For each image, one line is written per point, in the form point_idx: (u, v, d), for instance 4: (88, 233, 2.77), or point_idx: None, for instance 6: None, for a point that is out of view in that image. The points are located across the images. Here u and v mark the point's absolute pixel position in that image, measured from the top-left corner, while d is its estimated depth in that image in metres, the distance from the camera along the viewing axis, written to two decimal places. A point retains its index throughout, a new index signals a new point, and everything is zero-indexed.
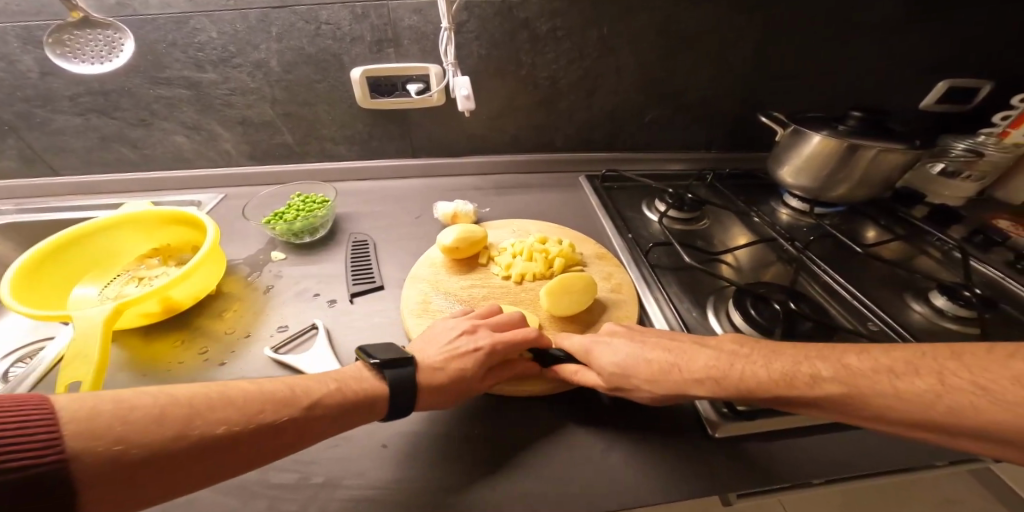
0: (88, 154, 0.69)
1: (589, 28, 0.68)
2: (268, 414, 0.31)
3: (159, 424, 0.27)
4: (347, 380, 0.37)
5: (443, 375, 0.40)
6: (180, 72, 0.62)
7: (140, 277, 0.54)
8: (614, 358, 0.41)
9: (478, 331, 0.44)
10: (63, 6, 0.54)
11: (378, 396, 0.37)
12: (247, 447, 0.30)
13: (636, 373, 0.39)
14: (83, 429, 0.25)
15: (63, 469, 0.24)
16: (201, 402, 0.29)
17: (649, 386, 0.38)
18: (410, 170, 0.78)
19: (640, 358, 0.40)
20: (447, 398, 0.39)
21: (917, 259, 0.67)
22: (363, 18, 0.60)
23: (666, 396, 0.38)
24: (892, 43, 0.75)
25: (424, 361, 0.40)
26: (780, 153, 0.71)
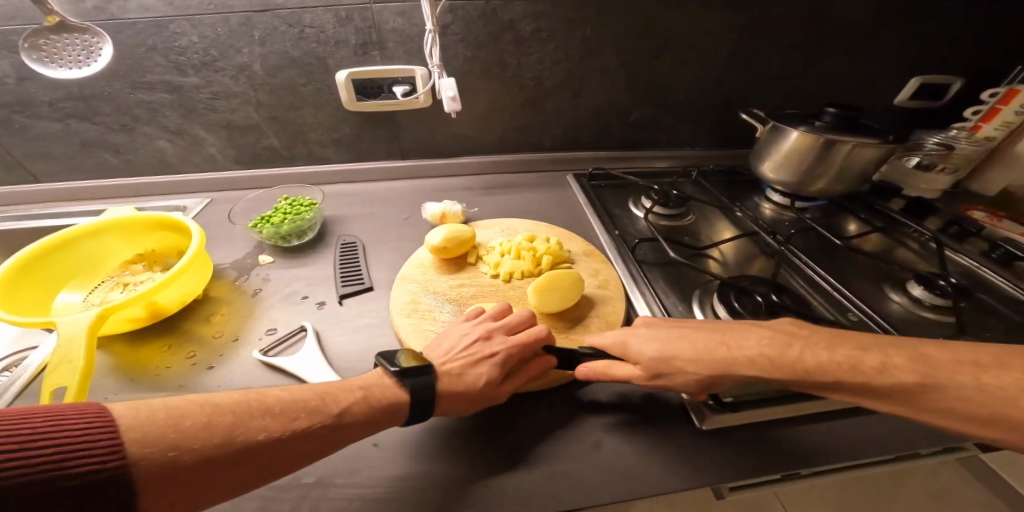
0: (69, 160, 0.68)
1: (572, 29, 0.69)
2: (302, 422, 0.31)
3: (206, 431, 0.27)
4: (371, 387, 0.36)
5: (465, 380, 0.39)
6: (162, 76, 0.61)
7: (126, 282, 0.54)
8: (647, 346, 0.41)
9: (495, 332, 0.44)
10: (38, 10, 0.54)
11: (402, 403, 0.36)
12: (283, 454, 0.30)
13: (679, 357, 0.39)
14: (141, 436, 0.26)
15: (125, 475, 0.24)
16: (240, 411, 0.30)
17: (688, 373, 0.39)
18: (398, 172, 0.78)
19: (677, 345, 0.40)
20: (474, 402, 0.39)
21: (896, 251, 0.69)
22: (348, 21, 0.60)
23: (710, 377, 0.38)
24: (867, 41, 0.77)
25: (439, 366, 0.40)
26: (761, 149, 0.73)
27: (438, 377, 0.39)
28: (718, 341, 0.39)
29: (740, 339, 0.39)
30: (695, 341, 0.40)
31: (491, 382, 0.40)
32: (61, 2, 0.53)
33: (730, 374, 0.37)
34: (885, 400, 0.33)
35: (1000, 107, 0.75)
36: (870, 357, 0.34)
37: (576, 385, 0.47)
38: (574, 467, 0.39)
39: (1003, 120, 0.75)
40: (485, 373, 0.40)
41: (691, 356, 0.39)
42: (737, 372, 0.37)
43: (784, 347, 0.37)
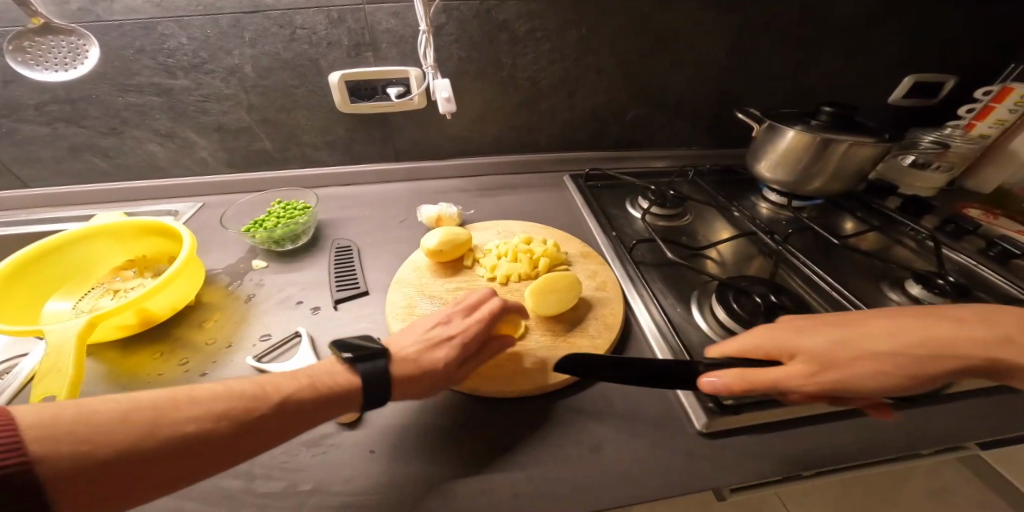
0: (57, 164, 0.67)
1: (567, 29, 0.68)
2: (238, 410, 0.30)
3: (125, 425, 0.27)
4: (318, 375, 0.36)
5: (421, 364, 0.39)
6: (150, 78, 0.60)
7: (116, 289, 0.53)
8: (802, 343, 0.38)
9: (455, 317, 0.44)
10: (22, 12, 0.53)
11: (349, 388, 0.36)
12: (216, 448, 0.29)
13: (847, 351, 0.37)
14: (49, 432, 0.25)
15: (29, 473, 0.23)
16: (169, 403, 0.29)
17: (861, 367, 0.37)
18: (394, 174, 0.77)
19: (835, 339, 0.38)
20: (430, 387, 0.39)
21: (893, 250, 0.69)
22: (340, 22, 0.59)
23: (906, 370, 0.37)
24: (862, 39, 0.77)
25: (396, 352, 0.40)
26: (757, 148, 0.73)
27: (389, 360, 0.38)
28: (873, 338, 0.38)
29: (893, 331, 0.38)
30: (842, 337, 0.38)
31: (448, 365, 0.40)
32: (45, 3, 0.52)
33: (903, 370, 0.36)
34: None
35: (994, 105, 0.75)
36: None
37: (576, 388, 0.46)
38: (574, 469, 0.39)
39: (997, 117, 0.75)
40: (442, 357, 0.40)
41: (855, 349, 0.37)
42: (909, 367, 0.36)
43: (937, 336, 0.37)
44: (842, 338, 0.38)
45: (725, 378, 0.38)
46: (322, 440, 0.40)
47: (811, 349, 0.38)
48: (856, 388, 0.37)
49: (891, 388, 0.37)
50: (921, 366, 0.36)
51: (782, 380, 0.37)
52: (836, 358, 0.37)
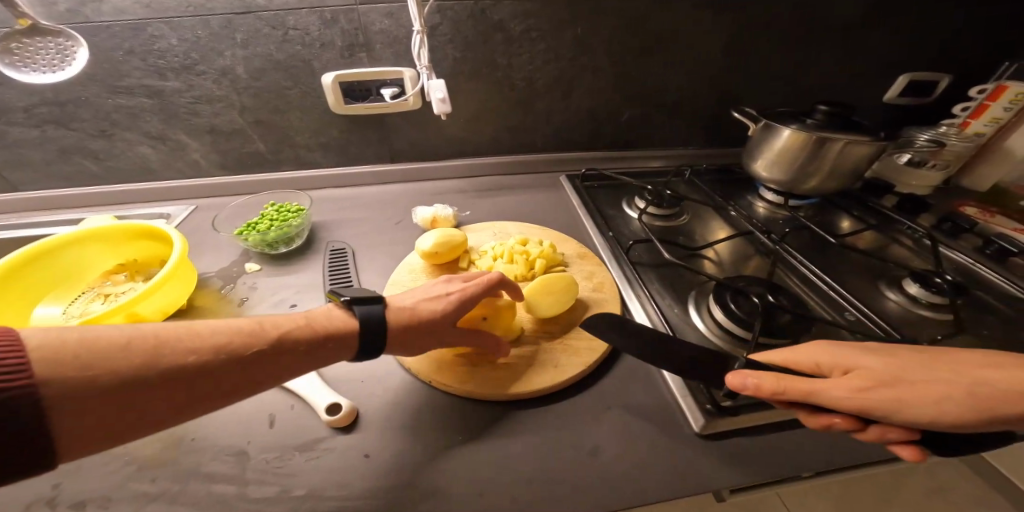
0: (47, 167, 0.66)
1: (562, 28, 0.68)
2: (239, 344, 0.31)
3: (124, 353, 0.26)
4: (314, 317, 0.36)
5: (416, 314, 0.41)
6: (141, 80, 0.60)
7: (106, 293, 0.52)
8: (855, 358, 0.36)
9: (453, 282, 0.46)
10: (9, 13, 0.52)
11: (348, 331, 0.37)
12: (219, 379, 0.29)
13: (904, 373, 0.35)
14: (52, 357, 0.24)
15: (33, 395, 0.23)
16: (167, 335, 0.29)
17: (921, 391, 0.33)
18: (389, 175, 0.77)
19: (891, 362, 0.36)
20: (418, 339, 0.40)
21: (890, 249, 0.69)
22: (333, 23, 0.59)
23: (965, 404, 0.32)
24: (857, 38, 0.77)
25: (394, 303, 0.42)
26: (753, 148, 0.73)
27: (387, 306, 0.41)
28: (934, 365, 0.35)
29: (957, 367, 0.35)
30: (891, 362, 0.36)
31: (441, 320, 0.42)
32: (33, 4, 0.52)
33: (973, 402, 0.32)
34: None
35: (989, 103, 0.75)
36: None
37: (574, 390, 0.46)
38: (571, 472, 0.38)
39: (992, 116, 0.76)
40: (437, 312, 0.42)
41: (915, 373, 0.35)
42: (965, 402, 0.33)
43: (1007, 373, 0.34)
44: (900, 361, 0.36)
45: (760, 378, 0.34)
46: (316, 444, 0.40)
47: (866, 366, 0.36)
48: (918, 415, 0.33)
49: (956, 421, 0.32)
50: (995, 401, 0.32)
51: (828, 389, 0.34)
52: (893, 377, 0.34)
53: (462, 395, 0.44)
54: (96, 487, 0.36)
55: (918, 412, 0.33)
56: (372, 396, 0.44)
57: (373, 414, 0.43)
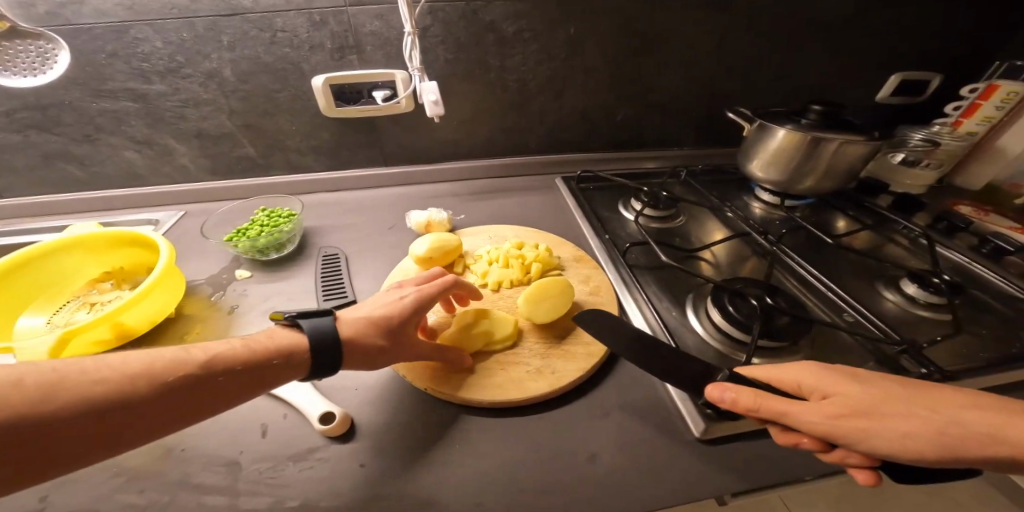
0: (30, 174, 0.65)
1: (555, 29, 0.68)
2: (194, 371, 0.30)
3: (62, 391, 0.26)
4: (252, 340, 0.35)
5: (370, 320, 0.40)
6: (125, 83, 0.58)
7: (92, 302, 0.50)
8: (837, 383, 0.34)
9: (405, 286, 0.46)
10: None
11: (292, 352, 0.36)
12: (144, 413, 0.28)
13: (885, 404, 0.32)
14: None
15: None
16: (111, 368, 0.28)
17: (899, 426, 0.31)
18: (382, 179, 0.76)
19: (878, 391, 0.33)
20: (377, 343, 0.39)
21: (886, 248, 0.69)
22: (322, 25, 0.58)
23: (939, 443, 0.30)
24: (848, 38, 0.77)
25: (347, 317, 0.40)
26: (749, 148, 0.72)
27: (336, 318, 0.40)
28: (918, 399, 0.33)
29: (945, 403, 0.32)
30: (874, 390, 0.33)
31: (396, 322, 0.41)
32: (11, 7, 0.50)
33: (950, 443, 0.30)
34: None
35: (981, 102, 0.75)
36: None
37: (572, 395, 0.45)
38: (571, 479, 0.37)
39: (984, 115, 0.76)
40: (391, 314, 0.41)
41: (899, 407, 0.32)
42: (942, 442, 0.30)
43: (1012, 422, 0.31)
44: (889, 393, 0.33)
45: (739, 392, 0.34)
46: (310, 454, 0.39)
47: (846, 392, 0.33)
48: (887, 449, 0.31)
49: (927, 460, 0.30)
50: (976, 446, 0.30)
51: (798, 411, 0.33)
52: (873, 409, 0.32)
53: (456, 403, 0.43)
54: (80, 503, 0.35)
55: (887, 445, 0.31)
56: (367, 404, 0.43)
57: (367, 422, 0.42)
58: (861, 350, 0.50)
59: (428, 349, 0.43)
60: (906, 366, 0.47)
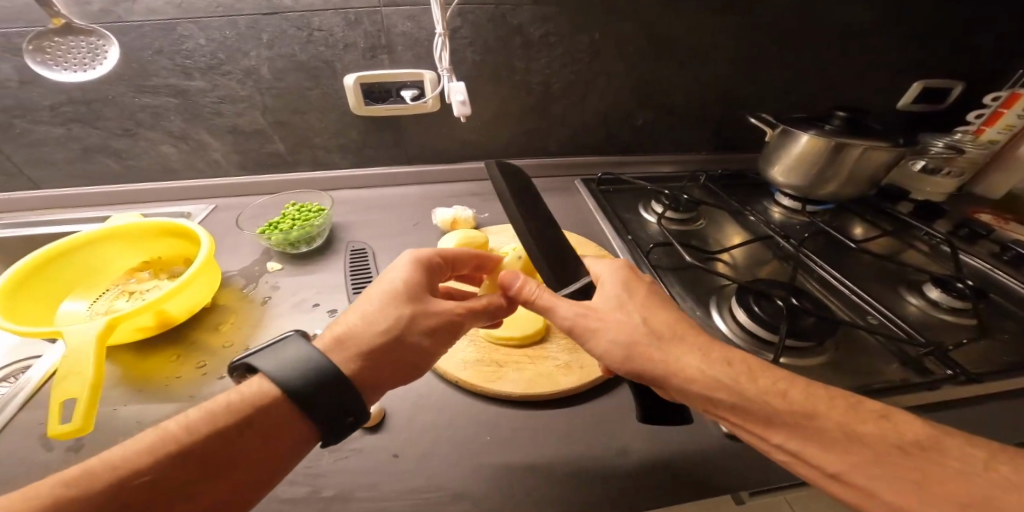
0: (70, 166, 0.66)
1: (581, 33, 0.69)
2: (144, 478, 0.25)
3: None
4: (216, 411, 0.28)
5: (363, 319, 0.34)
6: (167, 80, 0.60)
7: (131, 291, 0.52)
8: (603, 293, 0.39)
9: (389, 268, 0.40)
10: (43, 13, 0.52)
11: (271, 415, 0.29)
12: None
13: (621, 310, 0.37)
14: None
15: None
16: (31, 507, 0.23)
17: (605, 338, 0.36)
18: (405, 177, 0.77)
19: (617, 310, 0.37)
20: (377, 337, 0.34)
21: (906, 254, 0.70)
22: (357, 24, 0.59)
23: (625, 345, 0.35)
24: (871, 45, 0.78)
25: (332, 331, 0.34)
26: (771, 153, 0.73)
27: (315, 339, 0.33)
28: (643, 311, 0.37)
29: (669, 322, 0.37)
30: (628, 302, 0.38)
31: (389, 309, 0.35)
32: (67, 4, 0.52)
33: (636, 350, 0.35)
34: (824, 466, 0.29)
35: (1003, 111, 0.76)
36: (857, 433, 0.29)
37: (598, 392, 0.46)
38: (602, 474, 0.38)
39: (1006, 124, 0.76)
40: (380, 303, 0.35)
41: (622, 324, 0.36)
42: (638, 348, 0.35)
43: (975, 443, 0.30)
44: (625, 314, 0.37)
45: (523, 283, 0.40)
46: (345, 444, 0.40)
47: (602, 300, 0.39)
48: (597, 348, 0.37)
49: (618, 362, 0.36)
50: (655, 365, 0.34)
51: (554, 308, 0.38)
52: (597, 319, 0.37)
53: (489, 395, 0.44)
54: None
55: (592, 345, 0.37)
56: (399, 398, 0.44)
57: (400, 415, 0.43)
58: (883, 351, 0.50)
59: (449, 321, 0.37)
60: (930, 368, 0.47)
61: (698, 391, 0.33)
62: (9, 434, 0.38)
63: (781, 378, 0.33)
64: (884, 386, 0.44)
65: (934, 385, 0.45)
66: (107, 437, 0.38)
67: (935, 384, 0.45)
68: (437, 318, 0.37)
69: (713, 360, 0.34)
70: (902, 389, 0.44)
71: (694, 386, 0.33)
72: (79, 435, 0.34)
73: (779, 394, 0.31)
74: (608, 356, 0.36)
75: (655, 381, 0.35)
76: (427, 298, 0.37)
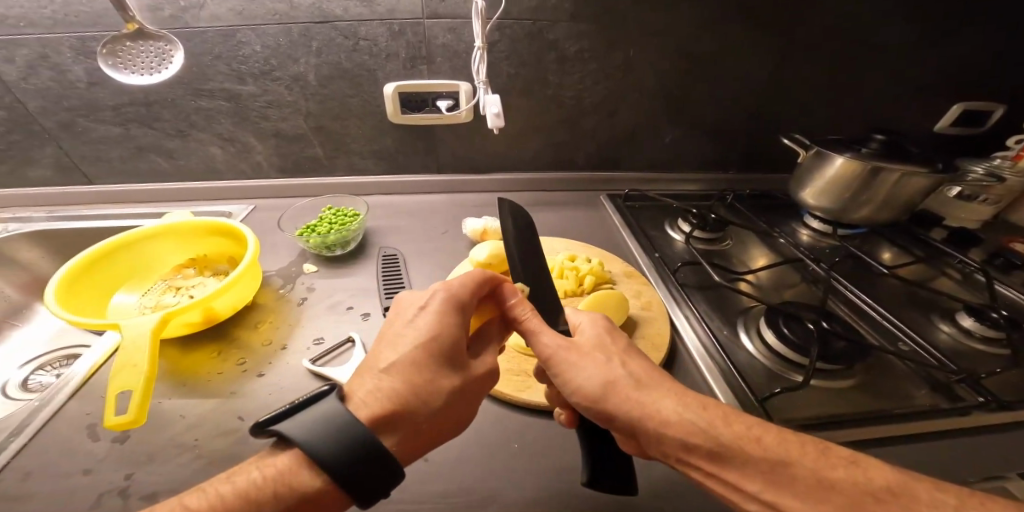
0: (124, 164, 0.70)
1: (615, 50, 0.70)
2: None
3: None
4: (250, 490, 0.26)
5: (413, 391, 0.32)
6: (222, 84, 0.63)
7: (177, 286, 0.55)
8: (591, 332, 0.40)
9: (414, 317, 0.36)
10: (120, 18, 0.56)
11: (307, 498, 0.27)
12: None
13: (602, 349, 0.38)
14: None
15: None
16: None
17: (581, 376, 0.36)
18: (433, 186, 0.79)
19: (599, 349, 0.38)
20: (427, 407, 0.32)
21: (937, 281, 0.69)
22: (400, 35, 0.61)
23: (598, 385, 0.36)
24: (907, 68, 0.77)
25: (376, 408, 0.31)
26: (802, 175, 0.72)
27: (348, 406, 0.31)
28: None
29: None
30: (612, 340, 0.39)
31: (432, 375, 0.33)
32: (142, 10, 0.56)
33: (608, 389, 0.35)
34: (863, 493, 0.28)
35: None
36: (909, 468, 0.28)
37: None
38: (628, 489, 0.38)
39: None
40: (422, 370, 0.33)
41: (600, 363, 0.37)
42: (614, 389, 0.35)
43: None
44: (604, 355, 0.38)
45: (518, 305, 0.41)
46: None
47: (590, 338, 0.40)
48: (574, 385, 0.37)
49: (589, 400, 0.36)
50: (631, 408, 0.34)
51: (543, 335, 0.39)
52: (579, 355, 0.37)
53: (517, 404, 0.45)
54: (164, 480, 0.35)
55: (568, 381, 0.37)
56: None
57: None
58: (912, 375, 0.49)
59: (488, 373, 0.37)
60: (961, 395, 0.47)
61: (675, 436, 0.33)
62: (59, 420, 0.40)
63: (756, 424, 0.33)
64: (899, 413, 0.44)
65: (963, 411, 0.44)
66: (151, 427, 0.39)
67: (965, 410, 0.44)
68: (477, 376, 0.36)
69: (688, 405, 0.34)
70: (914, 418, 0.43)
71: (671, 432, 0.33)
72: (130, 427, 0.35)
73: (753, 438, 0.31)
74: (580, 392, 0.36)
75: (627, 428, 0.35)
76: (465, 361, 0.36)
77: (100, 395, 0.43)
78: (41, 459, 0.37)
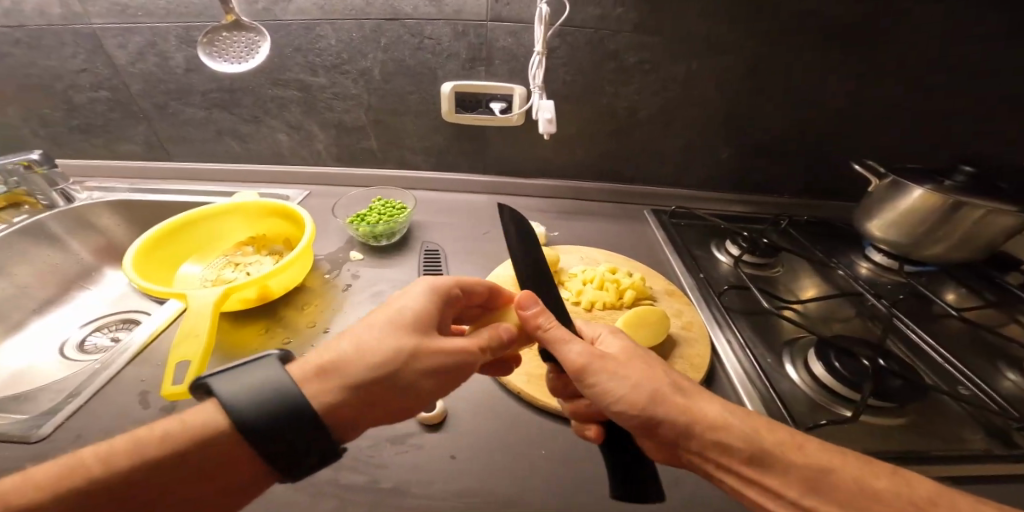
0: (203, 145, 0.76)
1: (679, 61, 0.68)
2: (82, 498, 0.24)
3: None
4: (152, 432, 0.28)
5: (359, 349, 0.32)
6: (297, 75, 0.67)
7: (236, 262, 0.58)
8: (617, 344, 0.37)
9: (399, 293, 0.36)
10: (220, 10, 0.61)
11: (210, 435, 0.28)
12: None
13: (636, 358, 0.36)
14: None
15: None
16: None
17: (622, 386, 0.34)
18: (477, 185, 0.80)
19: (639, 359, 0.36)
20: (363, 364, 0.31)
21: (1008, 327, 0.62)
22: (463, 35, 0.63)
23: (648, 395, 0.33)
24: (1004, 94, 0.70)
25: (315, 361, 0.32)
26: (871, 204, 0.67)
27: (289, 367, 0.32)
28: None
29: None
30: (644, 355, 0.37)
31: (382, 335, 0.32)
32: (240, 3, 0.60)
33: (659, 396, 0.33)
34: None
35: None
36: None
37: None
38: None
39: None
40: (375, 331, 0.32)
41: (643, 372, 0.34)
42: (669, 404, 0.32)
43: None
44: (648, 364, 0.36)
45: (540, 312, 0.39)
46: (406, 439, 0.41)
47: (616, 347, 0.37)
48: (612, 397, 0.34)
49: (636, 410, 0.33)
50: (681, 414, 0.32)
51: (567, 346, 0.36)
52: (614, 365, 0.35)
53: (548, 411, 0.44)
54: None
55: (604, 394, 0.34)
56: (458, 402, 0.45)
57: (462, 416, 0.44)
58: (967, 419, 0.45)
59: (448, 357, 0.33)
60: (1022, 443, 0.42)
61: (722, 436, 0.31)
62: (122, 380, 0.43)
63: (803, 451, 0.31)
64: (947, 453, 0.40)
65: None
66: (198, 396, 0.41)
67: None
68: (442, 350, 0.33)
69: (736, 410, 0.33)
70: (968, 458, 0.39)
71: (721, 434, 0.31)
72: (181, 398, 0.37)
73: (804, 444, 0.31)
74: (629, 399, 0.33)
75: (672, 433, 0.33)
76: (433, 332, 0.34)
77: (154, 364, 0.46)
78: (103, 417, 0.40)
